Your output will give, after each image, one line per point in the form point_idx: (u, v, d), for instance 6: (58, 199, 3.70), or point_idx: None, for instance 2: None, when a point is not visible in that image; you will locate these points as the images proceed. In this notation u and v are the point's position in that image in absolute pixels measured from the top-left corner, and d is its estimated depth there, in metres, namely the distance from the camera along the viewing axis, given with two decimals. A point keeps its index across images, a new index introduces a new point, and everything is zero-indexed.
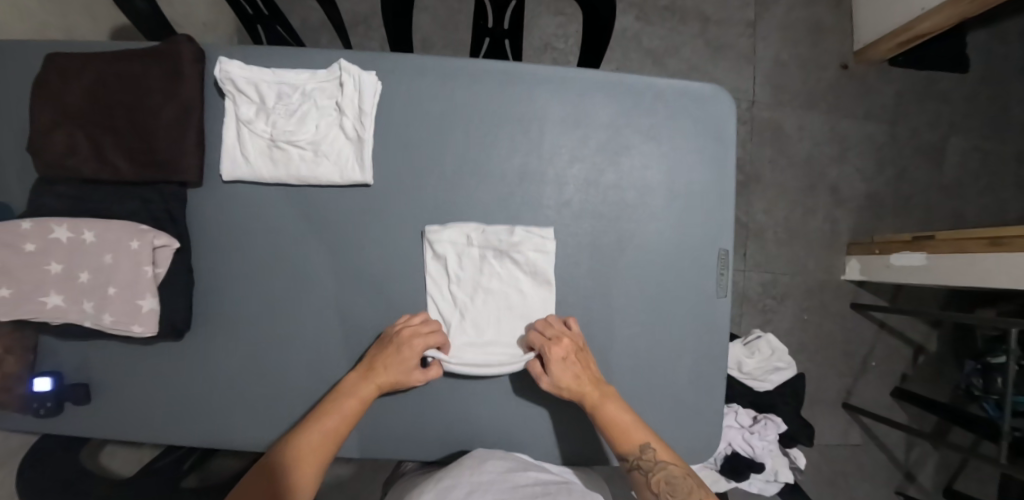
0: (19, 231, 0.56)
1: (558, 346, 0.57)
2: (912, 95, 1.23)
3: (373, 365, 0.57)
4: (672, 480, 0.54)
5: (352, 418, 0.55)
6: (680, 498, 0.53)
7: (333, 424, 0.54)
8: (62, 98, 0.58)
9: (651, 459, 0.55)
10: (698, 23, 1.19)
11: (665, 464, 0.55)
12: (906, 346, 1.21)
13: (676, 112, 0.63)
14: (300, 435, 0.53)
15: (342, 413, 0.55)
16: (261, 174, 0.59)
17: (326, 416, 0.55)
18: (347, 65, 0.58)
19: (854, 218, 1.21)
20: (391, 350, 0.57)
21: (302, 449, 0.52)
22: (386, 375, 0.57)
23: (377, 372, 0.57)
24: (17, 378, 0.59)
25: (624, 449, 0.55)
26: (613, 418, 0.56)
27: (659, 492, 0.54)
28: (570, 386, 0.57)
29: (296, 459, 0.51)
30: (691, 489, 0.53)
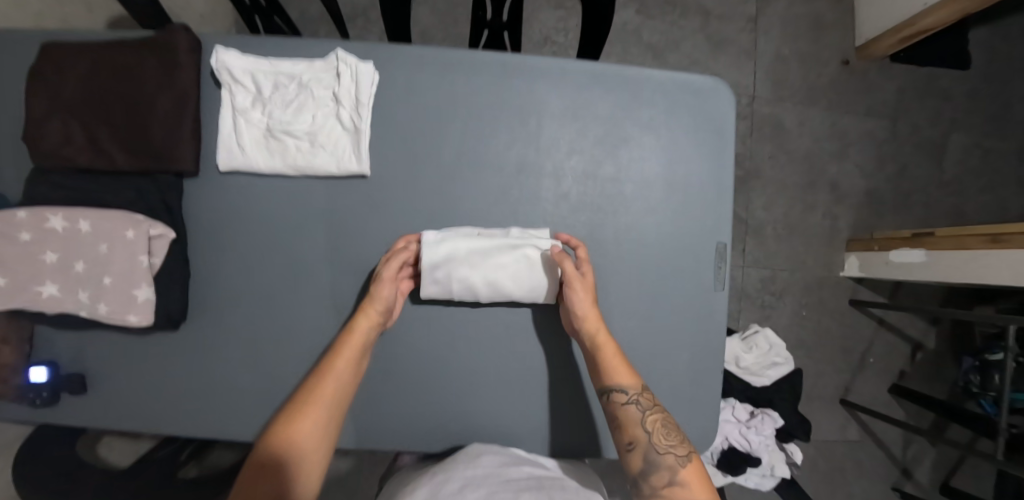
0: (14, 221, 0.56)
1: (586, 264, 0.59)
2: (913, 91, 1.23)
3: (360, 310, 0.56)
4: (664, 425, 0.53)
5: (349, 377, 0.53)
6: (673, 443, 0.51)
7: (325, 392, 0.50)
8: (58, 87, 0.58)
9: (647, 399, 0.54)
10: (699, 17, 1.19)
11: (660, 409, 0.54)
12: (904, 343, 1.21)
13: (675, 104, 0.63)
14: (303, 405, 0.49)
15: (339, 373, 0.52)
16: (257, 165, 0.58)
17: (324, 380, 0.51)
18: (344, 55, 0.58)
19: (854, 215, 1.21)
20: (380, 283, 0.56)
21: (310, 418, 0.48)
22: (376, 316, 0.56)
23: (366, 316, 0.55)
24: (13, 369, 0.59)
25: (620, 384, 0.54)
26: (612, 351, 0.56)
27: (653, 430, 0.52)
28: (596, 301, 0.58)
29: (307, 429, 0.47)
30: (683, 438, 0.52)
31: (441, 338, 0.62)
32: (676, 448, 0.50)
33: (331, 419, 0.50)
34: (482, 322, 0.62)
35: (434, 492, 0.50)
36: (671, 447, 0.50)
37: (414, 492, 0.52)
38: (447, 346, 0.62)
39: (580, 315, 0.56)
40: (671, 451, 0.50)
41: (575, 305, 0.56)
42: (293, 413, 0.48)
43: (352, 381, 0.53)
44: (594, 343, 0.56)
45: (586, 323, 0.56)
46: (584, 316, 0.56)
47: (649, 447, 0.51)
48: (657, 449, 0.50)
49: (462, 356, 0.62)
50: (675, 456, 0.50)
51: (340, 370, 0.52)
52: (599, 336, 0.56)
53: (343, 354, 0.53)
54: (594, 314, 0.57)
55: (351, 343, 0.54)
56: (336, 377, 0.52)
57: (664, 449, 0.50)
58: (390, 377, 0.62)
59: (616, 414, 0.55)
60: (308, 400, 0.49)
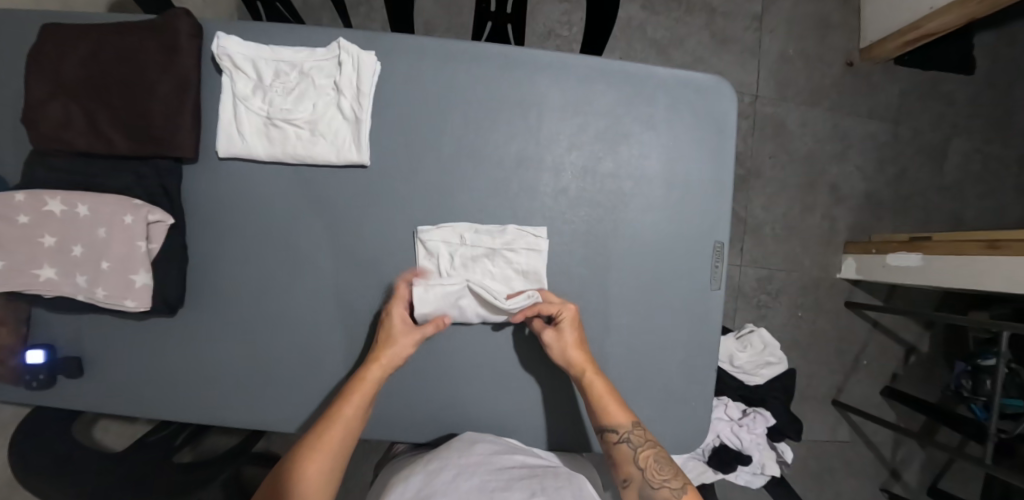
0: (12, 203, 0.56)
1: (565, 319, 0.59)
2: (917, 95, 1.22)
3: (374, 358, 0.56)
4: (658, 459, 0.56)
5: (356, 423, 0.55)
6: (667, 476, 0.55)
7: (330, 437, 0.53)
8: (57, 70, 0.57)
9: (640, 435, 0.57)
10: (705, 14, 1.18)
11: (653, 442, 0.58)
12: (897, 346, 1.22)
13: (677, 102, 0.63)
14: (308, 451, 0.52)
15: (347, 420, 0.54)
16: (256, 152, 0.58)
17: (330, 428, 0.53)
18: (346, 44, 0.57)
19: (853, 217, 1.21)
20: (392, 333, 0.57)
21: (311, 468, 0.51)
22: (388, 367, 0.57)
23: (379, 365, 0.56)
24: (11, 350, 0.59)
25: (614, 423, 0.57)
26: (602, 389, 0.57)
27: (646, 467, 0.56)
28: (578, 351, 0.58)
29: (306, 480, 0.50)
30: (676, 470, 0.56)
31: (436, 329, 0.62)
32: (670, 482, 0.54)
33: (332, 468, 0.52)
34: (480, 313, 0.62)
35: (429, 482, 0.51)
36: (665, 481, 0.55)
37: (408, 481, 0.52)
38: (445, 338, 0.62)
39: (566, 360, 0.58)
40: (666, 484, 0.55)
41: (564, 348, 0.58)
42: (298, 459, 0.51)
43: (358, 427, 0.55)
44: (585, 389, 0.57)
45: (575, 368, 0.58)
46: (569, 362, 0.58)
47: (644, 482, 0.55)
48: (651, 485, 0.55)
49: (460, 348, 0.62)
50: (670, 489, 0.54)
51: (346, 418, 0.54)
52: (587, 378, 0.57)
53: (352, 400, 0.55)
54: (580, 356, 0.58)
55: (359, 391, 0.55)
56: (343, 425, 0.53)
57: (658, 484, 0.55)
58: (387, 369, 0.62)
59: (613, 452, 0.58)
60: (313, 446, 0.52)
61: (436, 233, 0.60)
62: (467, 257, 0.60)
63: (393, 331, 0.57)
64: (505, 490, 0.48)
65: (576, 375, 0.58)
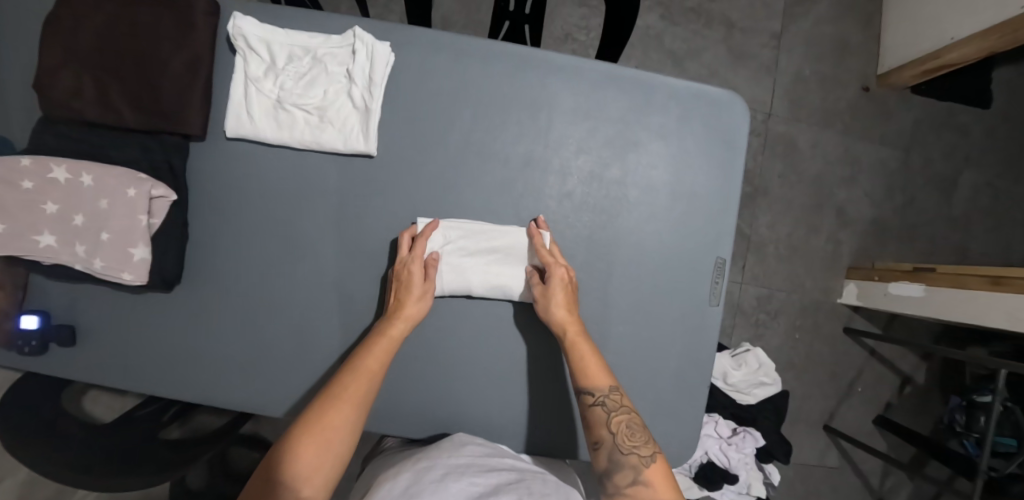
0: (17, 167, 0.56)
1: (558, 270, 0.57)
2: (931, 124, 1.21)
3: (395, 313, 0.55)
4: (631, 424, 0.52)
5: (379, 376, 0.52)
6: (638, 443, 0.51)
7: (356, 390, 0.50)
8: (71, 39, 0.58)
9: (617, 399, 0.54)
10: (723, 28, 1.18)
11: (628, 409, 0.54)
12: (893, 376, 1.21)
13: (689, 114, 0.63)
14: (331, 402, 0.48)
15: (370, 374, 0.51)
16: (264, 134, 0.58)
17: (353, 378, 0.50)
18: (361, 32, 0.57)
19: (858, 242, 1.20)
20: (410, 282, 0.56)
21: (335, 420, 0.47)
22: (410, 321, 0.56)
23: (402, 320, 0.55)
24: (5, 314, 0.59)
25: (590, 384, 0.54)
26: (586, 350, 0.55)
27: (617, 431, 0.52)
28: (563, 311, 0.57)
29: (329, 429, 0.46)
30: (648, 438, 0.52)
31: (432, 324, 0.62)
32: (641, 449, 0.51)
33: (356, 422, 0.48)
34: (478, 317, 0.62)
35: (416, 480, 0.49)
36: (636, 447, 0.51)
37: (395, 479, 0.51)
38: (441, 335, 0.62)
39: (550, 318, 0.57)
40: (636, 451, 0.50)
41: (550, 306, 0.56)
42: (321, 408, 0.47)
43: (379, 381, 0.52)
44: (567, 350, 0.56)
45: (558, 326, 0.56)
46: (553, 320, 0.56)
47: (614, 446, 0.51)
48: (621, 450, 0.51)
49: (456, 347, 0.62)
50: (640, 456, 0.50)
51: (370, 369, 0.52)
52: (571, 338, 0.56)
53: (376, 354, 0.53)
54: (565, 315, 0.57)
55: (384, 345, 0.54)
56: (367, 377, 0.51)
57: (628, 450, 0.51)
58: None
59: (588, 416, 0.54)
60: (336, 397, 0.48)
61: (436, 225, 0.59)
62: (467, 254, 0.59)
63: (412, 286, 0.56)
64: (491, 495, 0.47)
65: (560, 332, 0.57)
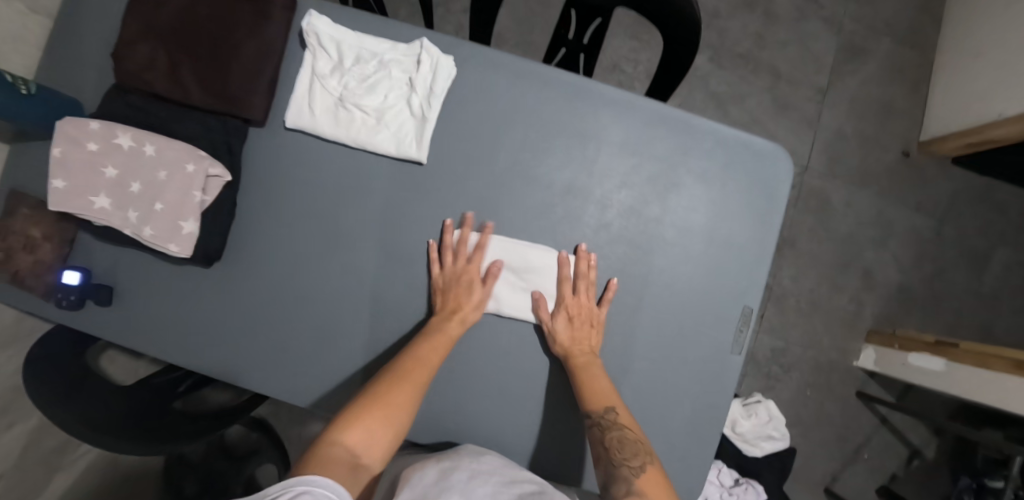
0: (86, 129, 0.59)
1: (574, 302, 0.60)
2: (968, 197, 1.20)
3: (453, 313, 0.58)
4: (623, 439, 0.53)
5: (435, 367, 0.55)
6: (628, 456, 0.51)
7: (412, 373, 0.53)
8: (156, 17, 0.61)
9: (612, 417, 0.55)
10: (769, 77, 1.19)
11: (623, 427, 0.54)
12: (902, 447, 1.18)
13: (734, 163, 0.64)
14: (393, 380, 0.52)
15: (428, 362, 0.55)
16: (321, 128, 0.60)
17: (414, 365, 0.54)
18: (428, 45, 0.59)
19: (881, 306, 1.18)
20: (473, 287, 0.59)
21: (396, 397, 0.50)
22: (465, 324, 0.59)
23: (459, 320, 0.58)
24: (48, 267, 0.64)
25: (588, 406, 0.56)
26: (594, 376, 0.57)
27: (610, 446, 0.53)
28: (570, 343, 0.59)
29: (391, 403, 0.49)
30: (642, 450, 0.52)
31: None
32: (631, 460, 0.51)
33: (414, 403, 0.52)
34: (501, 334, 0.63)
35: (445, 476, 0.50)
36: (625, 460, 0.51)
37: (422, 474, 0.51)
38: (464, 347, 0.63)
39: (558, 346, 0.59)
40: (625, 463, 0.51)
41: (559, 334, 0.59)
42: (386, 385, 0.51)
43: (434, 373, 0.55)
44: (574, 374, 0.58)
45: (568, 357, 0.58)
46: (565, 349, 0.59)
47: (608, 463, 0.52)
48: (615, 464, 0.51)
49: (477, 360, 0.63)
50: (630, 467, 0.50)
51: (429, 358, 0.55)
52: (580, 365, 0.58)
53: (434, 346, 0.56)
54: (572, 344, 0.59)
55: (442, 338, 0.57)
56: (427, 364, 0.54)
57: (619, 463, 0.51)
58: None
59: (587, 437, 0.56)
60: (398, 377, 0.52)
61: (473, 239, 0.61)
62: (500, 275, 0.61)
63: (473, 289, 0.59)
64: None
65: (565, 361, 0.59)
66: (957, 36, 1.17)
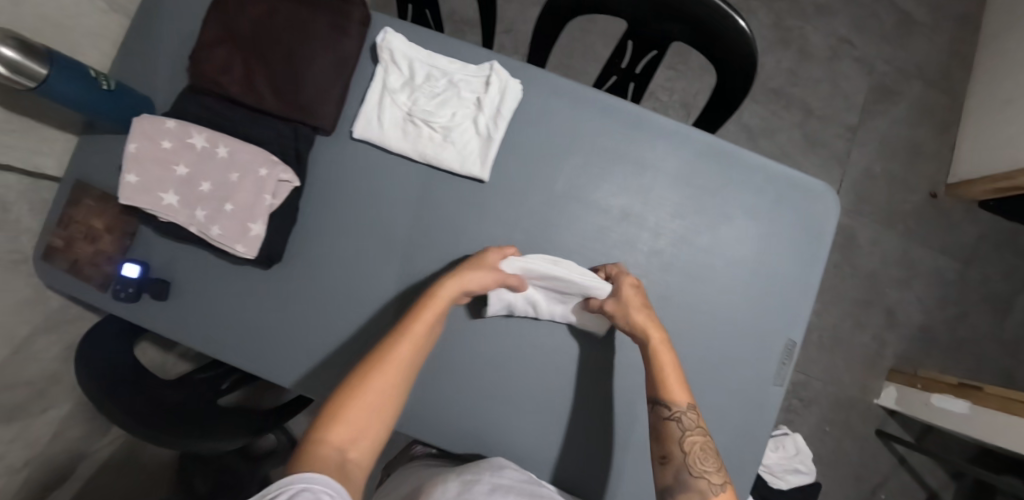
0: (162, 127, 0.60)
1: (637, 291, 0.59)
2: (993, 243, 1.22)
3: (451, 277, 0.56)
4: (705, 447, 0.50)
5: (427, 337, 0.52)
6: (709, 468, 0.49)
7: (398, 352, 0.50)
8: (236, 24, 0.63)
9: (693, 418, 0.52)
10: (801, 113, 1.22)
11: (702, 430, 0.52)
12: (919, 489, 1.17)
13: (782, 198, 0.65)
14: (378, 364, 0.48)
15: (417, 336, 0.52)
16: (388, 141, 0.61)
17: (403, 341, 0.51)
18: (498, 68, 0.61)
19: (903, 345, 1.19)
20: (483, 265, 0.57)
21: (380, 381, 0.47)
22: (463, 290, 0.56)
23: (455, 285, 0.55)
24: (108, 258, 0.66)
25: (668, 396, 0.53)
26: (669, 363, 0.55)
27: (690, 452, 0.50)
28: (649, 323, 0.56)
29: (378, 389, 0.47)
30: (720, 466, 0.49)
31: (505, 349, 0.64)
32: (712, 474, 0.48)
33: (405, 382, 0.49)
34: (549, 351, 0.64)
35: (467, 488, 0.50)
36: (706, 472, 0.48)
37: (445, 484, 0.51)
38: (512, 362, 0.64)
39: (631, 322, 0.56)
40: (705, 476, 0.48)
41: (637, 315, 0.56)
42: (369, 369, 0.48)
43: (426, 345, 0.53)
44: (648, 355, 0.56)
45: (638, 329, 0.56)
46: (636, 324, 0.56)
47: (683, 466, 0.49)
48: (690, 470, 0.49)
49: (525, 374, 0.64)
50: (709, 481, 0.47)
51: (419, 332, 0.52)
52: (655, 345, 0.55)
53: (425, 317, 0.53)
54: (650, 323, 0.56)
55: (433, 306, 0.54)
56: (416, 339, 0.51)
57: (698, 473, 0.48)
58: (444, 378, 0.63)
59: (658, 430, 0.53)
60: (384, 359, 0.49)
61: (518, 263, 0.59)
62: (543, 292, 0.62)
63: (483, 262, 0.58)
64: None
65: (643, 337, 0.56)
66: (987, 83, 1.20)
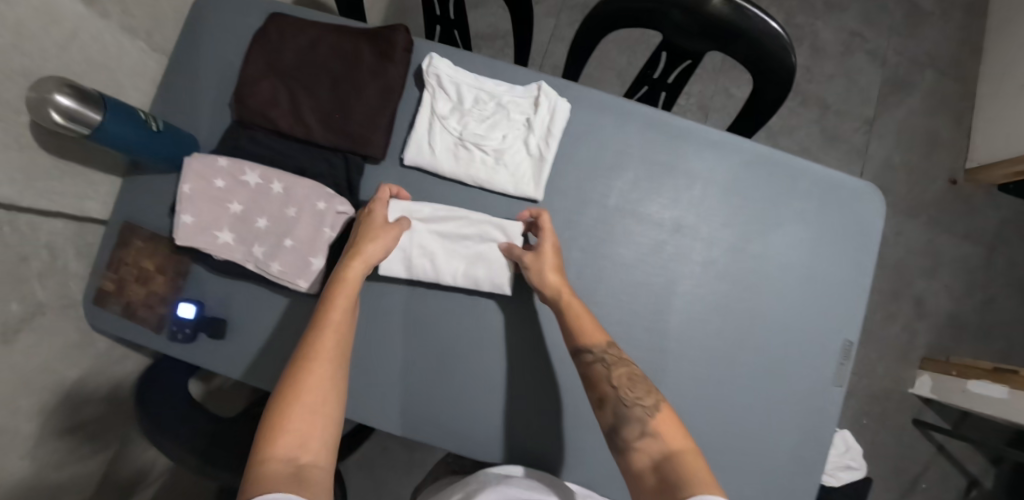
0: (214, 165, 0.60)
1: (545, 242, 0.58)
2: (1017, 227, 1.23)
3: (352, 254, 0.53)
4: (633, 376, 0.49)
5: (349, 323, 0.48)
6: (640, 394, 0.47)
7: (324, 342, 0.45)
8: (280, 57, 0.63)
9: (614, 355, 0.51)
10: (817, 108, 1.23)
11: (628, 363, 0.51)
12: (959, 476, 1.17)
13: (830, 201, 0.66)
14: (306, 363, 0.43)
15: (337, 323, 0.47)
16: (440, 167, 0.62)
17: (326, 330, 0.46)
18: (546, 88, 0.62)
19: (934, 334, 1.19)
20: (376, 232, 0.55)
21: (313, 379, 0.42)
22: (370, 265, 0.54)
23: (359, 261, 0.53)
24: (163, 299, 0.65)
25: (587, 342, 0.52)
26: (580, 309, 0.55)
27: (620, 385, 0.48)
28: (555, 275, 0.56)
29: (316, 383, 0.42)
30: (652, 387, 0.48)
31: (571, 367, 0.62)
32: (643, 399, 0.47)
33: (342, 368, 0.45)
34: None
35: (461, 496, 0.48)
36: (639, 398, 0.47)
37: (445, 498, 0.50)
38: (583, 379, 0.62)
39: (543, 280, 0.56)
40: (639, 402, 0.47)
41: (545, 265, 0.56)
42: (297, 369, 0.43)
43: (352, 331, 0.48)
44: (563, 310, 0.55)
45: (550, 290, 0.55)
46: (545, 283, 0.55)
47: (617, 401, 0.47)
48: (626, 403, 0.47)
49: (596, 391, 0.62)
50: (644, 407, 0.46)
51: (338, 320, 0.48)
52: (564, 300, 0.55)
53: (338, 302, 0.49)
54: (558, 279, 0.56)
55: (345, 287, 0.51)
56: (335, 327, 0.47)
57: (632, 402, 0.47)
58: (512, 399, 0.62)
59: (587, 377, 0.51)
60: (311, 357, 0.44)
61: (406, 206, 0.60)
62: (444, 242, 0.60)
63: (375, 228, 0.56)
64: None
65: (554, 296, 0.55)
66: (1000, 70, 1.21)
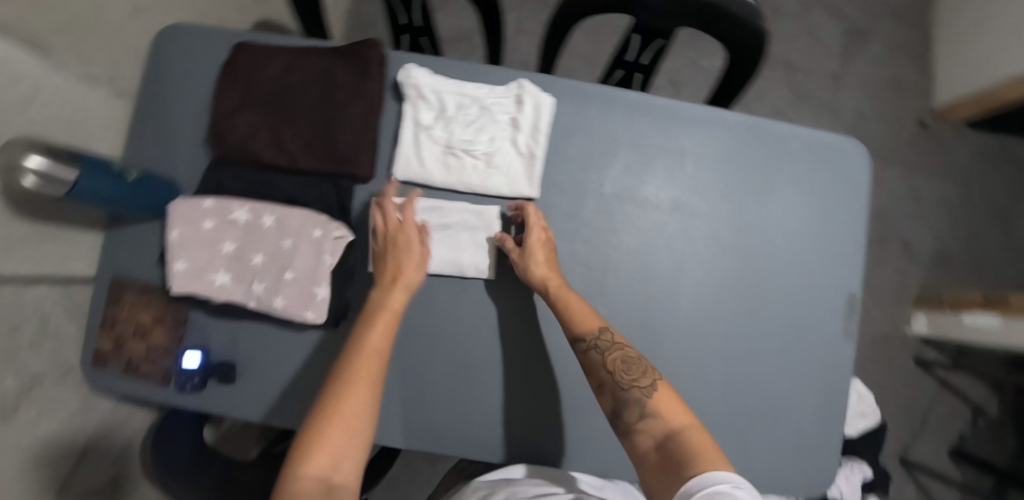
0: (200, 208, 0.58)
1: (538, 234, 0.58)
2: (988, 159, 1.27)
3: (393, 283, 0.54)
4: (626, 359, 0.49)
5: (386, 348, 0.48)
6: (636, 376, 0.47)
7: (366, 366, 0.44)
8: (252, 87, 0.62)
9: (609, 340, 0.51)
10: (784, 70, 1.25)
11: (622, 346, 0.51)
12: (965, 406, 1.21)
13: (818, 160, 0.67)
14: (344, 386, 0.42)
15: (377, 349, 0.47)
16: (432, 178, 0.61)
17: (368, 354, 0.46)
18: (528, 85, 0.61)
19: (925, 273, 1.23)
20: (412, 258, 0.56)
21: (352, 400, 0.41)
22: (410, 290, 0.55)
23: (400, 289, 0.54)
24: (166, 350, 0.63)
25: (581, 330, 0.52)
26: (573, 300, 0.55)
27: (614, 369, 0.48)
28: (542, 268, 0.57)
29: (354, 404, 0.41)
30: (647, 368, 0.48)
31: None
32: (640, 380, 0.47)
33: (378, 388, 0.44)
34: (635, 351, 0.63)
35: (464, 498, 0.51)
36: (635, 380, 0.47)
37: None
38: None
39: (532, 274, 0.56)
40: (634, 384, 0.47)
41: (538, 256, 0.57)
42: (337, 392, 0.41)
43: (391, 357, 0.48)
44: (551, 301, 0.55)
45: (540, 283, 0.56)
46: (534, 277, 0.56)
47: (615, 385, 0.48)
48: (623, 386, 0.47)
49: None
50: (641, 388, 0.46)
51: (375, 344, 0.47)
52: (554, 291, 0.55)
53: (377, 328, 0.49)
54: (547, 271, 0.57)
55: (385, 314, 0.51)
56: (373, 353, 0.46)
57: (630, 384, 0.47)
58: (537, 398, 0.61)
59: (585, 365, 0.51)
60: (350, 380, 0.43)
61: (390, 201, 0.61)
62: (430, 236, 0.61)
63: (410, 253, 0.56)
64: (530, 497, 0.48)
65: (542, 287, 0.56)
66: (953, 10, 1.25)
